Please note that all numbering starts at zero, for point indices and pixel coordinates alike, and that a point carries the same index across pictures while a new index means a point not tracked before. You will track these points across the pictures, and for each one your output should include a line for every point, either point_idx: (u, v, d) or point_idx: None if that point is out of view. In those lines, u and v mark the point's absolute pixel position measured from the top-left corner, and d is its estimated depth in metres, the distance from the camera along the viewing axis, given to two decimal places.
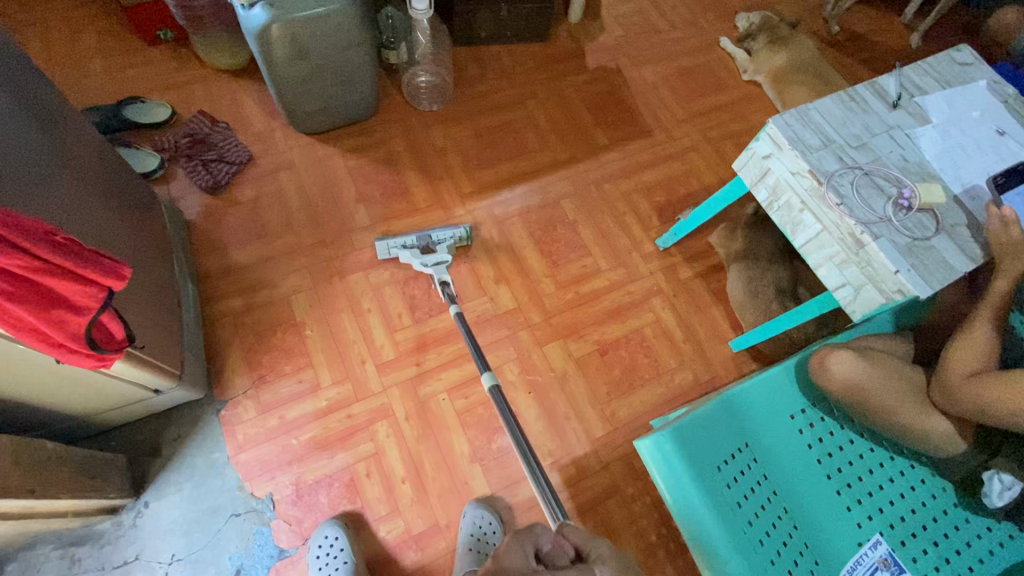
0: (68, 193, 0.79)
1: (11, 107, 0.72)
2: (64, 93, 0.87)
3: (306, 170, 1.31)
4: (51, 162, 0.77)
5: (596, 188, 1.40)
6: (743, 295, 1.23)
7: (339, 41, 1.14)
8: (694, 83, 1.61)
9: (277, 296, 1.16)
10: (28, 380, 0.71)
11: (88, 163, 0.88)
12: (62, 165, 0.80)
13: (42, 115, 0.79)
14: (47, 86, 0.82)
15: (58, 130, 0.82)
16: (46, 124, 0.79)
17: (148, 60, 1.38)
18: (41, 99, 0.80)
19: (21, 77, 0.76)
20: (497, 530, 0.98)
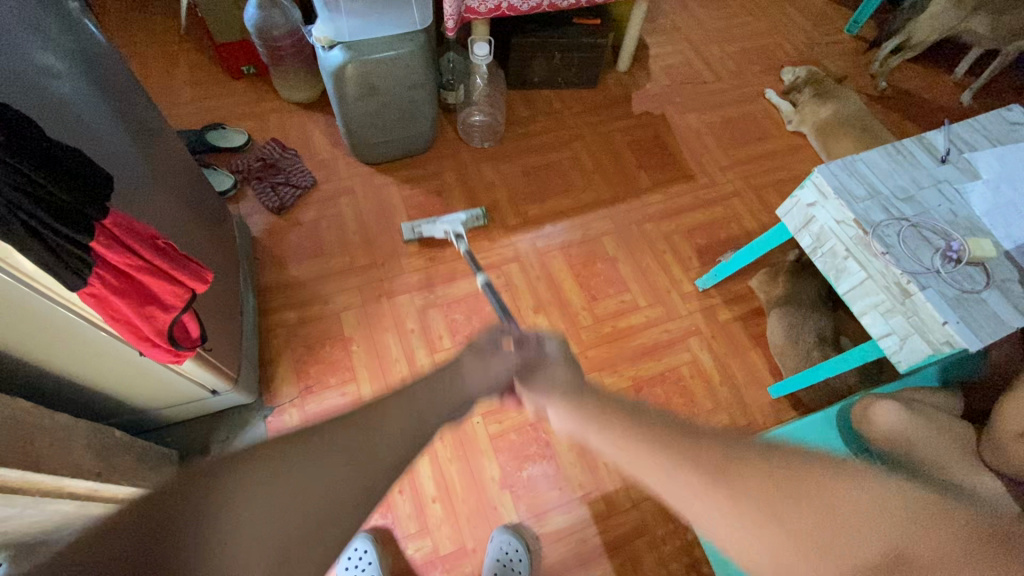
0: (157, 199, 0.87)
1: (118, 123, 0.81)
2: (161, 118, 0.97)
3: (364, 197, 1.40)
4: (146, 171, 0.86)
5: (637, 228, 1.43)
6: (784, 341, 1.23)
7: (405, 81, 1.24)
8: (738, 133, 1.66)
9: (329, 311, 1.23)
10: (101, 367, 0.76)
11: (174, 176, 0.97)
12: (154, 175, 0.89)
13: (139, 131, 0.88)
14: (146, 109, 0.92)
15: (150, 145, 0.90)
16: (141, 139, 0.88)
17: (231, 92, 1.52)
18: (140, 119, 0.90)
19: (127, 100, 0.86)
20: (524, 558, 0.97)
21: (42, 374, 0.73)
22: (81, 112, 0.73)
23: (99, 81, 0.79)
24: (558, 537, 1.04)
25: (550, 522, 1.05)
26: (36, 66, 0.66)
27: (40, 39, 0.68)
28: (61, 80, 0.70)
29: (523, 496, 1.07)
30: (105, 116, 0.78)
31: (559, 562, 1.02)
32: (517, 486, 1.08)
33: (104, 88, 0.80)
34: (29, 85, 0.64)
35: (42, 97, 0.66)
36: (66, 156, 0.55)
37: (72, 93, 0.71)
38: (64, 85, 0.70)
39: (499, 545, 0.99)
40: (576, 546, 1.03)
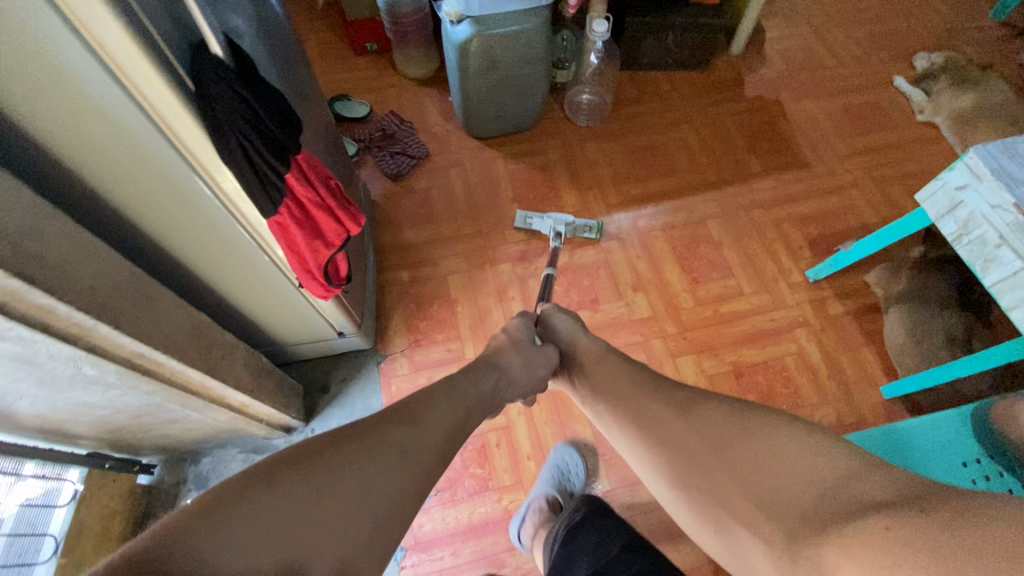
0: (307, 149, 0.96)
1: (281, 78, 0.89)
2: (311, 76, 1.06)
3: (473, 170, 1.46)
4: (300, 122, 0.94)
5: (744, 213, 1.40)
6: (906, 340, 1.18)
7: (526, 57, 1.29)
8: (860, 121, 1.56)
9: (438, 274, 1.31)
10: (256, 294, 0.85)
11: (318, 132, 1.05)
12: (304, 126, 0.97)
13: (296, 91, 0.96)
14: (301, 67, 1.01)
15: (302, 103, 0.99)
16: (297, 97, 0.96)
17: (356, 67, 1.64)
18: (297, 77, 0.98)
19: (286, 56, 0.94)
20: (581, 471, 1.05)
21: (210, 289, 0.82)
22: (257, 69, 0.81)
23: (269, 42, 0.87)
24: (649, 508, 1.05)
25: (641, 493, 1.07)
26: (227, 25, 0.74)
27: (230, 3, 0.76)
28: (243, 38, 0.78)
29: (615, 465, 1.09)
30: (273, 75, 0.86)
31: (649, 532, 1.04)
32: (611, 455, 1.10)
33: (273, 50, 0.89)
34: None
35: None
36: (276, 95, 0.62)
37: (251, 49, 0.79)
38: (245, 42, 0.78)
39: (561, 455, 1.07)
40: (667, 521, 1.05)
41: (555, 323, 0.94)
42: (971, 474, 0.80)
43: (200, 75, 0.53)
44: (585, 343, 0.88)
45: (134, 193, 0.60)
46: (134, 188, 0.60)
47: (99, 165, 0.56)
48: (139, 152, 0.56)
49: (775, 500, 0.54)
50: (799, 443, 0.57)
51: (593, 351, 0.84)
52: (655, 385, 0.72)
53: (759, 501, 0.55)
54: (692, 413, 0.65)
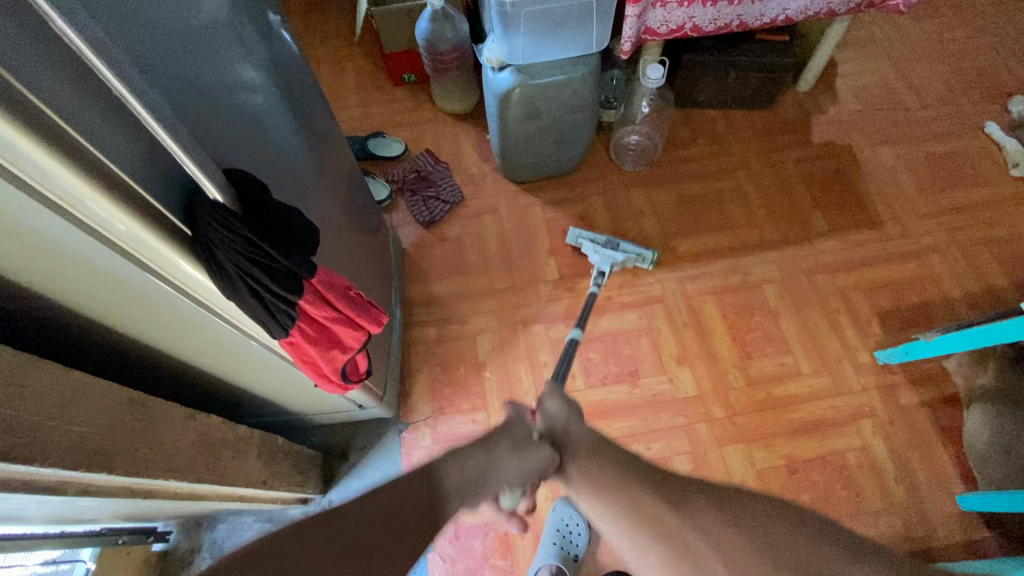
0: (327, 205, 0.86)
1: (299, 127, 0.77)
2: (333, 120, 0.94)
3: (508, 217, 1.38)
4: (318, 175, 0.83)
5: (805, 278, 1.27)
6: (992, 449, 1.03)
7: (570, 105, 1.20)
8: (944, 173, 1.39)
9: (467, 333, 1.24)
10: (273, 386, 0.80)
11: (339, 181, 0.94)
12: (323, 177, 0.86)
13: (315, 138, 0.84)
14: (323, 111, 0.89)
15: (323, 150, 0.87)
16: (318, 147, 0.85)
17: (392, 99, 1.57)
18: (317, 121, 0.86)
19: (307, 98, 0.82)
20: (582, 532, 1.01)
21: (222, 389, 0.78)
22: (272, 128, 0.69)
23: (286, 87, 0.74)
24: None
25: None
26: (237, 81, 0.61)
27: (245, 49, 0.63)
28: (257, 92, 0.66)
29: None
30: (291, 130, 0.74)
31: None
32: None
33: (293, 95, 0.76)
34: (224, 101, 0.59)
35: (241, 115, 0.62)
36: (288, 218, 0.56)
37: (265, 105, 0.67)
38: (259, 98, 0.66)
39: (560, 517, 1.02)
40: None
41: (549, 412, 0.69)
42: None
43: (200, 221, 0.48)
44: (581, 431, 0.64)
45: (136, 325, 0.57)
46: (136, 319, 0.56)
47: (96, 310, 0.53)
48: (135, 293, 0.52)
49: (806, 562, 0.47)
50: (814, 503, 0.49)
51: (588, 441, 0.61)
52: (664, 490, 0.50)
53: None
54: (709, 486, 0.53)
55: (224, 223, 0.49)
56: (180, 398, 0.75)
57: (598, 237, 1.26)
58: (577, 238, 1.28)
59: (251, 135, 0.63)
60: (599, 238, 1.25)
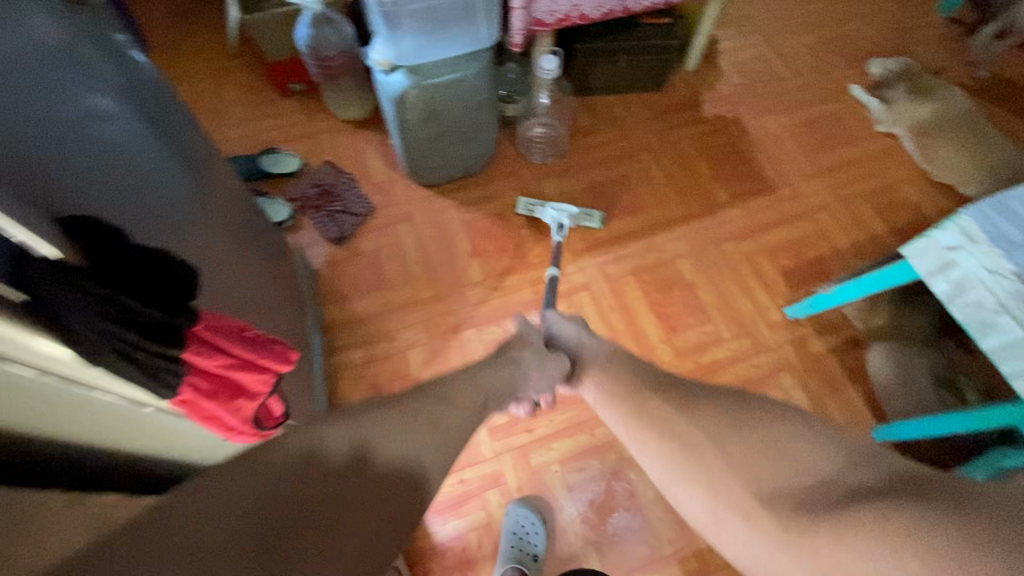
0: (212, 238, 0.77)
1: (172, 155, 0.68)
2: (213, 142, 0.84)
3: (424, 223, 1.33)
4: (199, 205, 0.75)
5: (715, 248, 1.33)
6: (892, 382, 1.13)
7: (469, 103, 1.17)
8: (821, 136, 1.51)
9: (396, 349, 1.18)
10: (189, 444, 0.72)
11: (228, 209, 0.85)
12: (207, 207, 0.77)
13: (193, 165, 0.75)
14: (200, 133, 0.79)
15: (203, 178, 0.77)
16: (199, 174, 0.76)
17: (281, 112, 1.46)
18: (194, 146, 0.77)
19: (178, 122, 0.73)
20: (540, 531, 0.99)
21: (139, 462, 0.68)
22: (134, 160, 0.61)
23: (151, 111, 0.65)
24: None
25: None
26: (79, 109, 0.53)
27: (92, 73, 0.54)
28: (113, 121, 0.57)
29: (609, 554, 1.01)
30: (160, 159, 0.65)
31: None
32: (603, 543, 1.01)
33: (160, 120, 0.67)
34: (55, 133, 0.50)
35: (83, 147, 0.54)
36: (151, 266, 0.50)
37: (122, 135, 0.59)
38: (116, 127, 0.58)
39: (516, 519, 1.00)
40: None
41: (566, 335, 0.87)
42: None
43: (37, 290, 0.41)
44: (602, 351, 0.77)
45: None
46: None
47: None
48: None
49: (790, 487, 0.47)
50: (795, 434, 0.50)
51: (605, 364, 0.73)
52: (656, 384, 0.62)
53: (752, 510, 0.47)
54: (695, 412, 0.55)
55: (70, 286, 0.42)
56: (100, 484, 0.65)
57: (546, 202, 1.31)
58: (528, 206, 1.32)
59: (95, 169, 0.55)
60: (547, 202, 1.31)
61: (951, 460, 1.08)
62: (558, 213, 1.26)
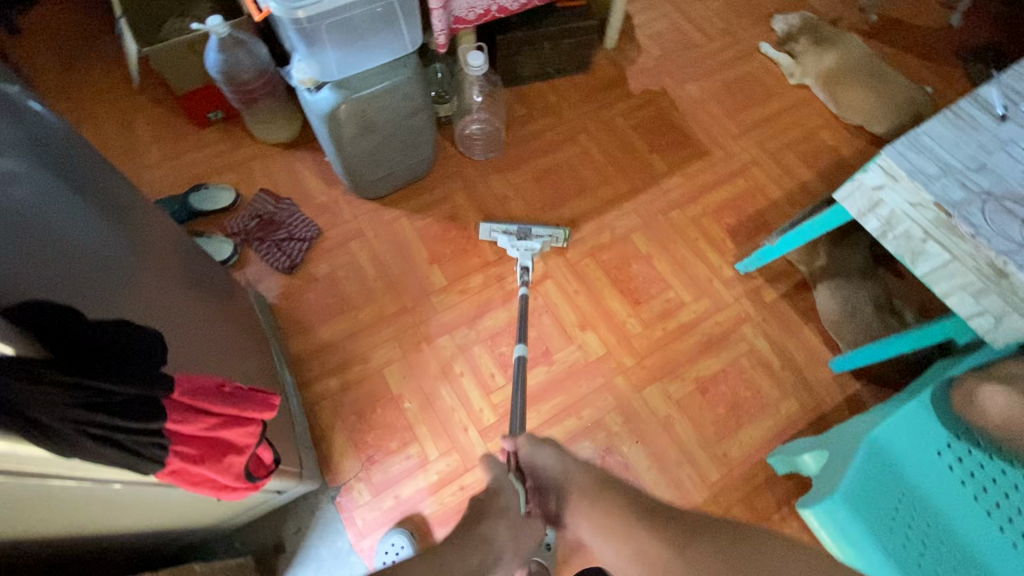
0: (156, 287, 0.73)
1: (90, 207, 0.64)
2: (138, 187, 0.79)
3: (376, 238, 1.30)
4: (135, 255, 0.70)
5: (663, 217, 1.38)
6: (840, 315, 1.20)
7: (403, 110, 1.14)
8: (742, 96, 1.58)
9: (371, 370, 1.16)
10: (184, 510, 0.69)
11: (168, 254, 0.80)
12: (144, 255, 0.73)
13: (122, 212, 0.71)
14: (124, 181, 0.74)
15: (136, 223, 0.73)
16: (128, 223, 0.71)
17: (202, 144, 1.38)
18: (117, 194, 0.72)
19: (93, 171, 0.68)
20: None
21: (133, 539, 0.67)
22: (52, 221, 0.58)
23: (56, 167, 0.61)
24: None
25: None
26: None
27: None
28: (12, 183, 0.54)
29: None
30: (78, 215, 0.62)
31: None
32: None
33: (74, 173, 0.64)
34: None
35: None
36: (111, 341, 0.47)
37: (28, 195, 0.55)
38: (19, 188, 0.55)
39: None
40: None
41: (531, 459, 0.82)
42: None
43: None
44: (566, 465, 0.80)
45: None
46: None
47: None
48: None
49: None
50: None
51: (578, 480, 0.77)
52: (644, 516, 0.70)
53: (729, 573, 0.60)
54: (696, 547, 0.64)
55: (28, 381, 0.40)
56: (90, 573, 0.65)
57: (510, 228, 1.26)
58: (490, 231, 1.27)
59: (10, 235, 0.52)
60: (511, 230, 1.25)
61: (902, 378, 1.19)
62: (524, 254, 1.24)
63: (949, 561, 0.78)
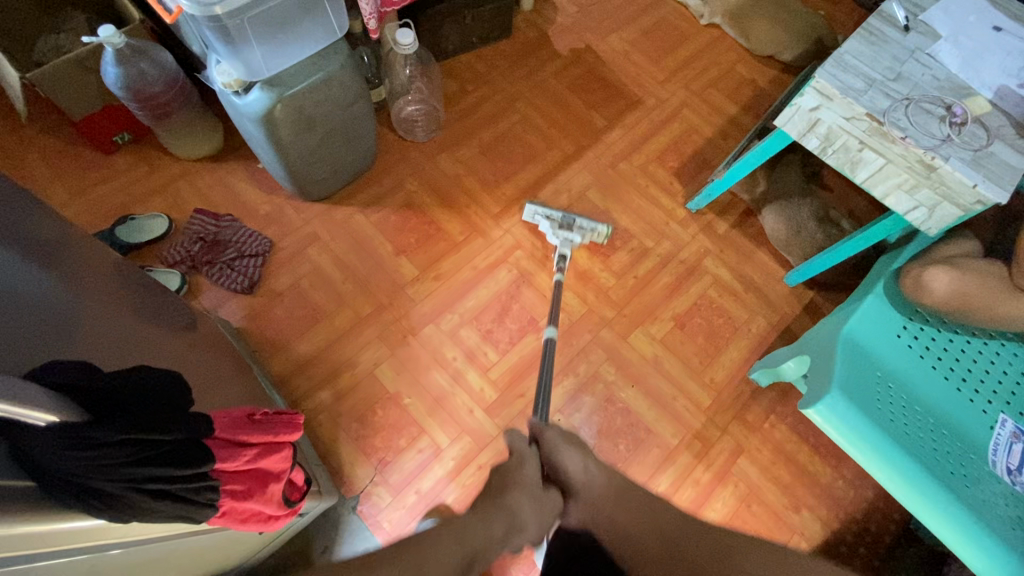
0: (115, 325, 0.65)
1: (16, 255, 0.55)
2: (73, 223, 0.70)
3: (334, 239, 1.25)
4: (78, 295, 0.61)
5: (613, 170, 1.42)
6: (788, 234, 1.31)
7: (341, 101, 1.08)
8: (660, 42, 1.63)
9: (361, 374, 1.13)
10: (231, 550, 0.68)
11: (118, 292, 0.71)
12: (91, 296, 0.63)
13: (49, 255, 0.61)
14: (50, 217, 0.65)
15: (70, 265, 0.63)
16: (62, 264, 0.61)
17: (114, 171, 1.25)
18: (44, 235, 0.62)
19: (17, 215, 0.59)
20: None
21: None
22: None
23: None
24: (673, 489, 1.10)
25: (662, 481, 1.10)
26: None
27: None
28: None
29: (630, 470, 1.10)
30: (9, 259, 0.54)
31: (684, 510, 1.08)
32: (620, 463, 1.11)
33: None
34: None
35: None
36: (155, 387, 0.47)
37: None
38: None
39: None
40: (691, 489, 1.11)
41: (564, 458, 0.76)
42: (979, 403, 0.90)
43: (46, 463, 0.39)
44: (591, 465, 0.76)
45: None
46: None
47: None
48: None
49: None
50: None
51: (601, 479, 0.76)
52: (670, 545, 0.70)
53: (736, 567, 0.63)
54: (731, 567, 0.66)
55: (86, 447, 0.40)
56: None
57: (555, 215, 1.25)
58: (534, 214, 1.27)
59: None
60: (556, 216, 1.25)
61: (846, 279, 1.32)
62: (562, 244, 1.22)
63: (926, 422, 0.88)
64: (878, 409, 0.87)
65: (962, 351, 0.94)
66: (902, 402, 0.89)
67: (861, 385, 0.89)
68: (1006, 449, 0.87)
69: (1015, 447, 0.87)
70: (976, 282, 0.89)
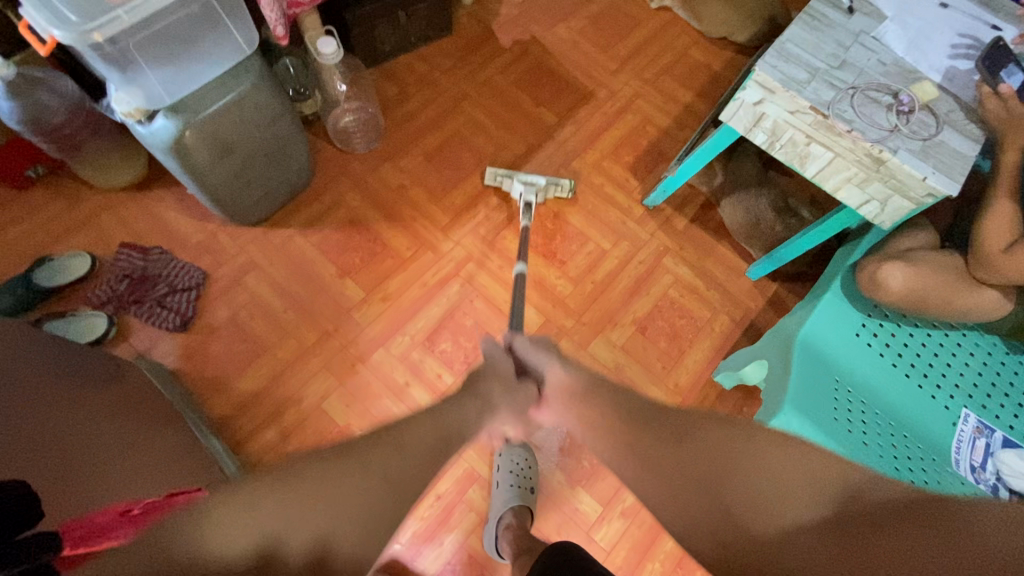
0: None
1: None
2: None
3: (273, 265, 1.18)
4: None
5: (565, 170, 1.36)
6: (747, 227, 1.26)
7: (262, 120, 1.01)
8: (611, 29, 1.56)
9: (309, 407, 1.08)
10: None
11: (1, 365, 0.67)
12: None
13: None
14: None
15: None
16: None
17: (31, 209, 1.17)
18: None
19: None
20: (532, 465, 1.04)
21: None
22: None
23: None
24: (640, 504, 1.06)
25: (628, 495, 1.07)
26: None
27: None
28: None
29: (594, 485, 1.07)
30: None
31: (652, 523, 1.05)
32: (585, 480, 1.07)
33: None
34: None
35: None
36: None
37: None
38: None
39: (510, 459, 1.03)
40: None
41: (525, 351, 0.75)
42: (941, 400, 0.88)
43: None
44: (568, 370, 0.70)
45: None
46: None
47: None
48: None
49: (827, 504, 0.49)
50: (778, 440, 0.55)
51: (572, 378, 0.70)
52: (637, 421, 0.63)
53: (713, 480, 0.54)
54: (692, 441, 0.57)
55: None
56: None
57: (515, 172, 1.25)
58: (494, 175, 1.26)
59: None
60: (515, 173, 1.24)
61: (809, 268, 1.28)
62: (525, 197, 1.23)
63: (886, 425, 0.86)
64: (838, 418, 0.84)
65: (922, 345, 0.92)
66: (861, 407, 0.86)
67: (819, 394, 0.85)
68: (970, 444, 0.85)
69: (977, 442, 0.86)
70: (934, 278, 0.87)
